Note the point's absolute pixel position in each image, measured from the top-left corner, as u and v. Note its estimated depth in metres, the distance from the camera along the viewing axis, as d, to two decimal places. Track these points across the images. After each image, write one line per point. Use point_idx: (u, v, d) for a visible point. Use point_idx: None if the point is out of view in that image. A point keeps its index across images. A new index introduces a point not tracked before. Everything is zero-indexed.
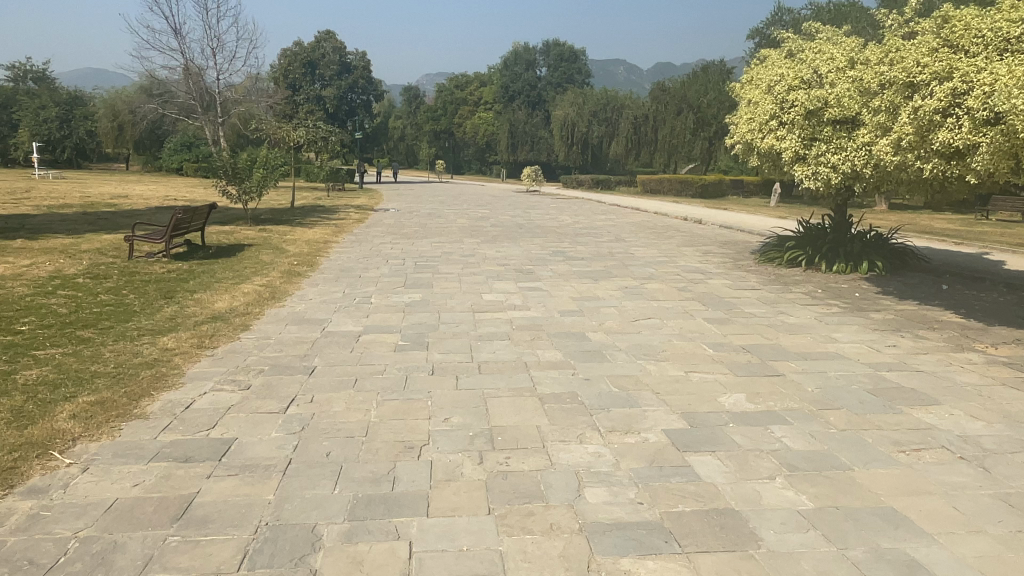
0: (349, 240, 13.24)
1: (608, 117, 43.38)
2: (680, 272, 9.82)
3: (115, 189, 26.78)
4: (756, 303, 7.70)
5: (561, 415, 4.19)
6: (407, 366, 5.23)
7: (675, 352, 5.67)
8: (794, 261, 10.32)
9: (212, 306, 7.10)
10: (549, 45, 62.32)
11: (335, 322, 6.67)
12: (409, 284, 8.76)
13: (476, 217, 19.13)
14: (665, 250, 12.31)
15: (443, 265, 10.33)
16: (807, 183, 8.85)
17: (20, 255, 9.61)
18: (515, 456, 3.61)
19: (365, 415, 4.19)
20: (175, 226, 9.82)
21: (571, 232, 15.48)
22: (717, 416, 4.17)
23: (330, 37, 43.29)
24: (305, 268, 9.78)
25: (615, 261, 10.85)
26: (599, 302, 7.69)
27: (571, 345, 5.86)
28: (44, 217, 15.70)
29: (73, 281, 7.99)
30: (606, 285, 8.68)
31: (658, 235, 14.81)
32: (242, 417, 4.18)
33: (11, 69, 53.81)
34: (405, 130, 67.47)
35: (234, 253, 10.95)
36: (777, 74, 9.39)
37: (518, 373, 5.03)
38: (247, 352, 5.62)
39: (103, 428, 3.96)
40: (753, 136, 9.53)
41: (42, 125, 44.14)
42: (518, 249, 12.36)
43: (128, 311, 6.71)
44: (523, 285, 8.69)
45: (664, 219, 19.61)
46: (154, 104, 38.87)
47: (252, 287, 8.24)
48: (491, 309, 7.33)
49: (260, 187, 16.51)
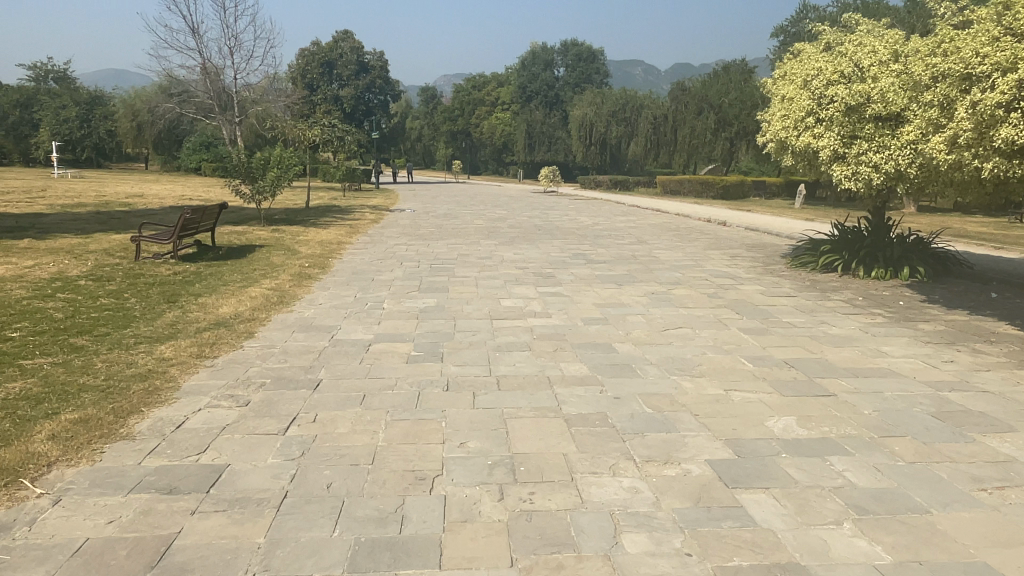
0: (363, 241, 12.89)
1: (627, 118, 42.87)
2: (709, 277, 9.32)
3: (132, 188, 26.71)
4: (792, 311, 7.21)
5: (591, 440, 3.75)
6: (420, 380, 4.81)
7: (712, 367, 5.20)
8: (828, 266, 9.81)
9: (216, 312, 6.74)
10: (567, 45, 61.64)
11: (344, 330, 6.28)
12: (424, 288, 8.36)
13: (493, 219, 18.72)
14: (690, 253, 11.83)
15: (460, 268, 9.93)
16: (846, 184, 8.41)
17: (25, 256, 9.34)
18: (541, 491, 3.18)
19: (372, 439, 3.77)
20: (182, 227, 9.49)
21: (591, 234, 15.02)
22: (767, 446, 3.74)
23: (348, 37, 43.15)
24: (316, 270, 9.43)
25: (639, 265, 10.39)
26: (625, 309, 7.23)
27: (598, 357, 5.41)
28: (56, 216, 15.53)
29: (75, 283, 7.66)
30: (630, 291, 8.23)
31: (681, 237, 14.31)
32: (235, 439, 3.77)
33: (32, 69, 54.38)
34: (422, 130, 67.26)
35: (244, 254, 10.62)
36: (815, 68, 8.92)
37: (542, 390, 4.59)
38: (250, 362, 5.23)
39: (81, 451, 3.57)
40: (788, 133, 9.10)
41: (62, 125, 44.80)
42: (537, 251, 11.93)
43: (127, 316, 6.36)
44: (544, 290, 8.27)
45: (686, 220, 19.11)
46: (172, 103, 38.89)
47: (261, 290, 7.88)
48: (510, 316, 6.90)
49: (274, 186, 16.20)
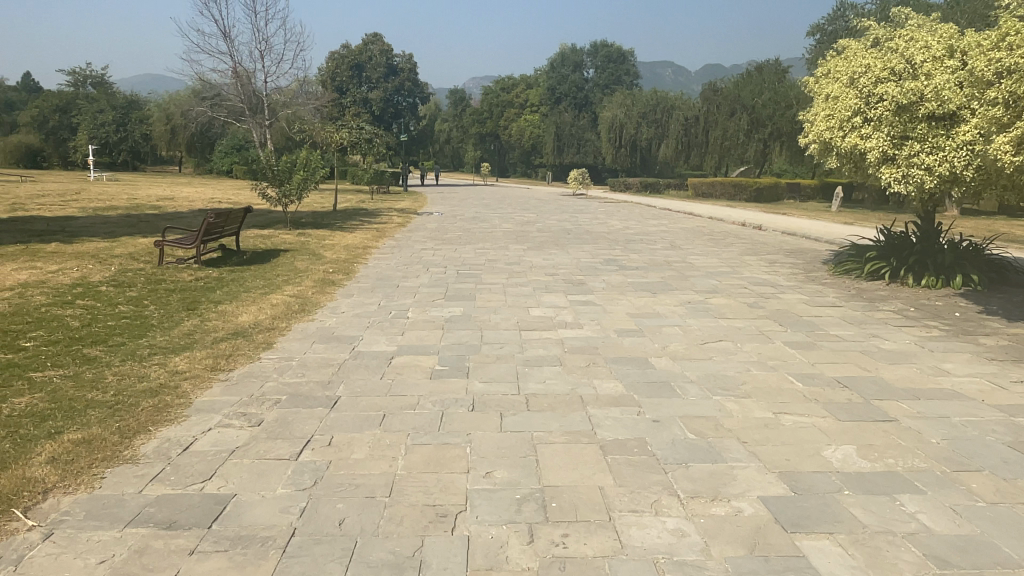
0: (390, 245, 12.68)
1: (658, 119, 42.33)
2: (747, 285, 8.91)
3: (164, 191, 27.03)
4: (839, 323, 6.78)
5: (629, 471, 3.40)
6: (444, 399, 4.50)
7: (758, 387, 4.83)
8: (875, 273, 9.31)
9: (235, 321, 6.52)
10: (597, 46, 61.01)
11: (366, 341, 6.01)
12: (450, 295, 8.08)
13: (522, 222, 18.40)
14: (726, 259, 11.40)
15: (487, 274, 9.64)
16: (896, 188, 7.97)
17: (50, 260, 9.28)
18: (575, 532, 2.85)
19: (390, 467, 3.47)
20: (206, 232, 9.35)
21: (622, 238, 14.64)
22: (826, 481, 3.37)
23: (377, 40, 43.18)
24: (340, 276, 9.21)
25: (673, 271, 10.00)
26: (660, 319, 6.86)
27: (633, 374, 5.06)
28: (88, 219, 15.64)
29: (95, 290, 7.53)
30: (665, 300, 7.86)
31: (716, 242, 13.84)
32: (244, 465, 3.50)
33: (72, 74, 55.60)
34: (451, 132, 67.30)
35: (268, 259, 10.46)
36: (863, 64, 8.47)
37: (574, 411, 4.27)
38: (267, 377, 4.98)
39: (81, 476, 3.32)
40: (833, 134, 8.67)
41: (99, 129, 45.66)
42: (567, 256, 11.59)
43: (145, 325, 6.16)
44: (575, 298, 7.93)
45: (720, 224, 18.61)
46: (204, 107, 39.32)
47: (283, 297, 7.67)
48: (539, 327, 6.58)
49: (300, 189, 16.07)
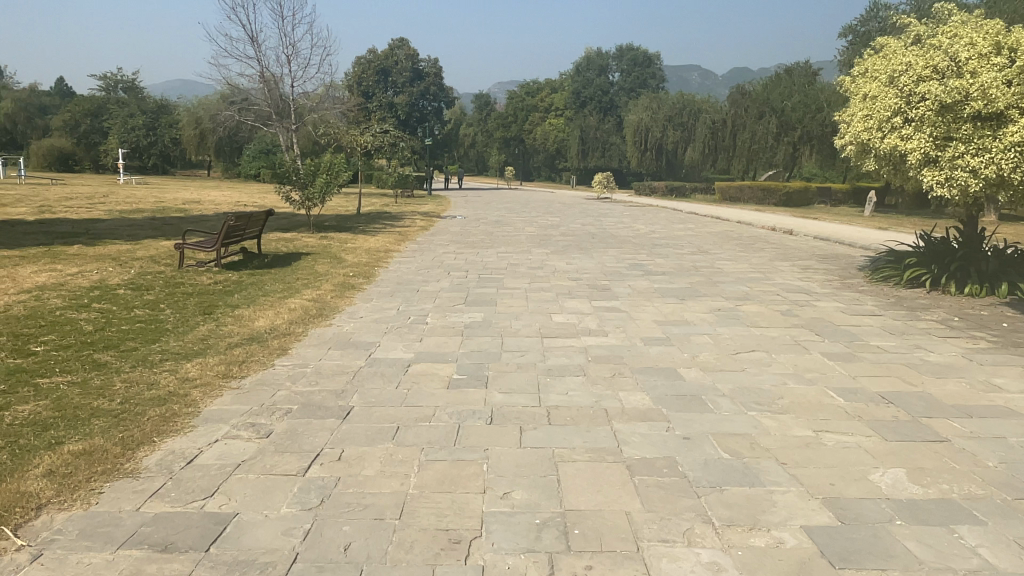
0: (411, 249, 12.53)
1: (685, 122, 41.90)
2: (780, 291, 8.57)
3: (190, 194, 27.22)
4: (879, 334, 6.44)
5: (659, 495, 3.14)
6: (461, 411, 4.27)
7: (796, 403, 4.53)
8: (914, 280, 8.91)
9: (251, 325, 6.36)
10: (622, 49, 60.49)
11: (383, 348, 5.82)
12: (471, 300, 7.87)
13: (546, 226, 18.19)
14: (757, 264, 11.05)
15: (509, 278, 9.42)
16: (938, 191, 7.66)
17: (71, 263, 9.26)
18: (600, 563, 2.61)
19: (401, 485, 3.25)
20: (226, 234, 9.25)
21: (648, 242, 14.35)
22: (875, 509, 3.09)
23: (403, 44, 43.27)
24: (360, 280, 9.06)
25: (701, 277, 9.70)
26: (689, 327, 6.58)
27: (661, 386, 4.80)
28: (113, 221, 15.73)
29: (113, 293, 7.44)
30: (694, 306, 7.58)
31: (745, 247, 13.48)
32: (249, 481, 3.31)
33: (104, 79, 56.59)
34: (476, 137, 67.32)
35: (289, 262, 10.35)
36: (903, 62, 8.09)
37: (598, 426, 4.01)
38: (280, 385, 4.79)
39: (78, 491, 3.15)
40: (871, 135, 8.33)
41: (130, 133, 46.40)
42: (591, 260, 11.35)
43: (159, 329, 6.04)
44: (599, 304, 7.67)
45: (749, 228, 18.19)
46: (232, 111, 39.71)
47: (300, 302, 7.51)
48: (562, 334, 6.34)
49: (323, 193, 15.99)
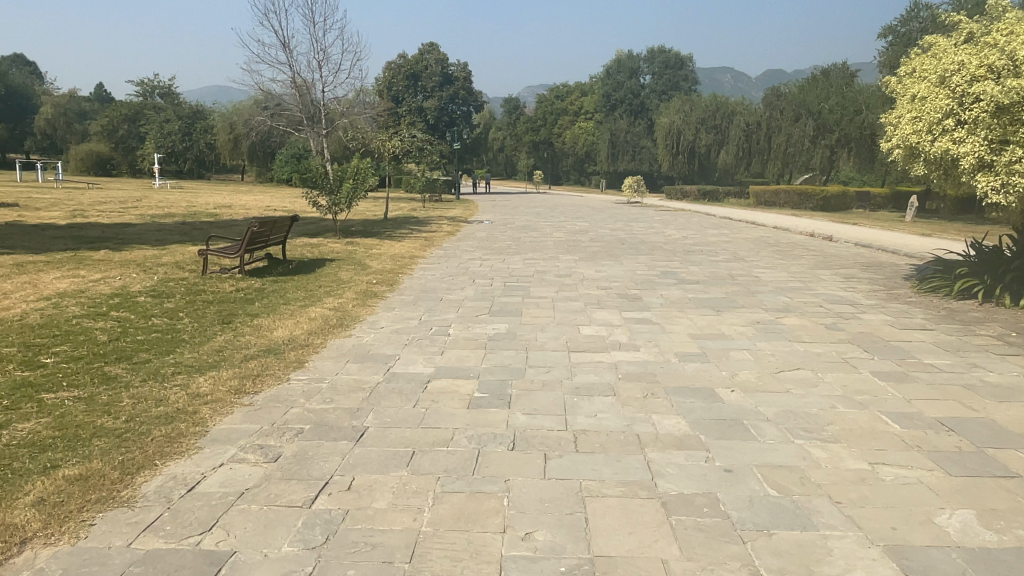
0: (437, 255, 12.33)
1: (717, 125, 41.28)
2: (821, 303, 8.17)
3: (222, 198, 27.44)
4: (932, 351, 6.03)
5: (699, 540, 2.82)
6: (482, 435, 3.98)
7: (846, 431, 4.17)
8: (966, 291, 8.42)
9: (269, 335, 6.14)
10: (654, 51, 59.63)
11: (403, 362, 5.56)
12: (496, 309, 7.61)
13: (575, 230, 17.87)
14: (796, 273, 10.61)
15: (537, 286, 9.15)
16: (993, 198, 7.23)
17: (96, 269, 9.22)
18: None
19: (414, 521, 2.98)
20: (249, 240, 9.11)
21: (680, 249, 13.96)
22: (947, 560, 2.73)
23: (433, 49, 43.36)
24: (384, 287, 8.85)
25: (737, 286, 9.31)
26: (726, 342, 6.23)
27: (698, 410, 4.46)
28: (144, 226, 15.82)
29: (132, 300, 7.32)
30: (731, 319, 7.22)
31: (782, 254, 13.03)
32: (250, 513, 3.06)
33: (141, 85, 57.68)
34: (505, 141, 67.11)
35: (313, 268, 10.19)
36: (955, 61, 7.60)
37: (630, 455, 3.70)
38: (294, 401, 4.55)
39: (66, 524, 2.95)
40: (920, 138, 7.89)
41: (166, 138, 47.30)
42: (621, 267, 11.01)
43: (175, 339, 5.86)
44: (630, 315, 7.34)
45: (786, 234, 17.67)
46: (264, 116, 40.11)
47: (321, 311, 7.29)
48: (591, 347, 6.03)
49: (350, 198, 15.90)
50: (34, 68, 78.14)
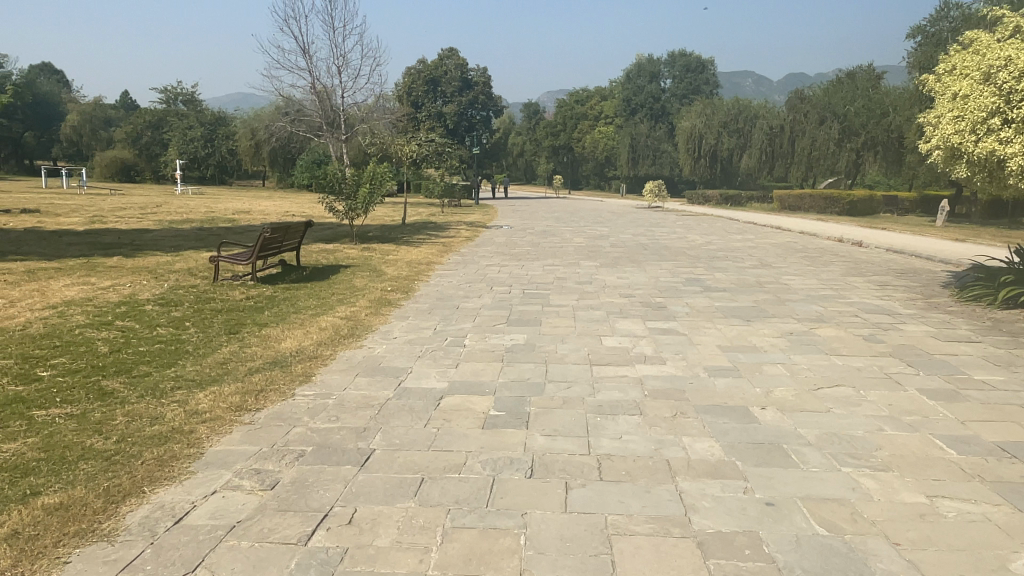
0: (455, 261, 12.06)
1: (740, 129, 40.77)
2: (857, 313, 7.75)
3: (241, 204, 27.48)
4: (981, 366, 5.61)
5: None
6: (498, 459, 3.66)
7: (897, 458, 3.79)
8: (1012, 300, 7.96)
9: (276, 346, 5.87)
10: (674, 56, 59.17)
11: (415, 375, 5.26)
12: (514, 319, 7.28)
13: (595, 236, 17.54)
14: (827, 280, 10.19)
15: (556, 294, 8.82)
16: None
17: (106, 276, 9.07)
18: None
19: (419, 563, 2.67)
20: (261, 247, 8.88)
21: (705, 254, 13.56)
22: None
23: (453, 54, 43.30)
24: (399, 295, 8.59)
25: (766, 295, 8.92)
26: (758, 355, 5.86)
27: (732, 432, 4.11)
28: (161, 232, 15.76)
29: (140, 309, 7.12)
30: (762, 329, 6.84)
31: (811, 260, 12.58)
32: (240, 551, 2.76)
33: (165, 93, 58.40)
34: (525, 146, 66.83)
35: (327, 275, 9.95)
36: (1002, 56, 7.14)
37: (660, 486, 3.35)
38: (297, 420, 4.27)
39: (37, 562, 2.69)
40: (964, 139, 7.47)
41: (189, 144, 47.91)
42: (644, 274, 10.67)
43: (179, 351, 5.61)
44: (654, 325, 6.99)
45: (813, 240, 17.19)
46: (284, 121, 40.26)
47: (332, 320, 7.00)
48: (614, 360, 5.69)
49: (366, 203, 15.73)
50: (61, 76, 79.77)
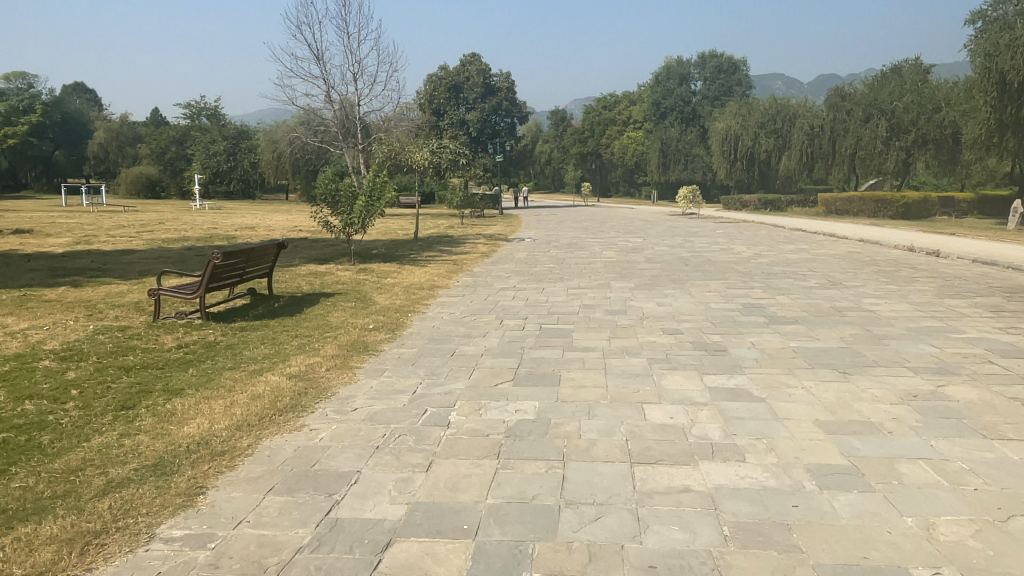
0: (463, 284, 10.23)
1: (778, 129, 38.53)
2: (989, 358, 5.71)
3: (252, 219, 26.05)
4: None
5: None
6: None
7: None
8: None
9: (169, 435, 4.02)
10: (705, 57, 56.96)
11: (357, 491, 3.37)
12: (523, 374, 5.40)
13: (629, 249, 15.55)
14: (925, 305, 8.14)
15: (581, 331, 6.91)
16: None
17: (28, 316, 7.41)
18: None
19: None
20: (212, 277, 7.14)
21: (759, 270, 11.55)
22: None
23: (475, 60, 41.63)
24: (381, 336, 6.76)
25: (854, 329, 6.92)
26: (885, 445, 3.88)
27: None
28: (145, 253, 14.21)
29: (29, 367, 5.39)
30: (870, 390, 4.86)
31: (888, 276, 10.51)
32: None
33: (189, 108, 57.95)
34: (552, 153, 64.91)
35: (300, 307, 8.15)
36: None
37: None
38: None
39: None
40: None
41: (211, 159, 47.05)
42: (690, 299, 8.73)
43: (23, 448, 3.82)
44: (716, 383, 5.06)
45: (877, 249, 15.00)
46: (300, 132, 39.00)
47: (274, 381, 5.15)
48: (668, 454, 3.77)
49: (364, 218, 13.84)
50: (94, 95, 80.67)
